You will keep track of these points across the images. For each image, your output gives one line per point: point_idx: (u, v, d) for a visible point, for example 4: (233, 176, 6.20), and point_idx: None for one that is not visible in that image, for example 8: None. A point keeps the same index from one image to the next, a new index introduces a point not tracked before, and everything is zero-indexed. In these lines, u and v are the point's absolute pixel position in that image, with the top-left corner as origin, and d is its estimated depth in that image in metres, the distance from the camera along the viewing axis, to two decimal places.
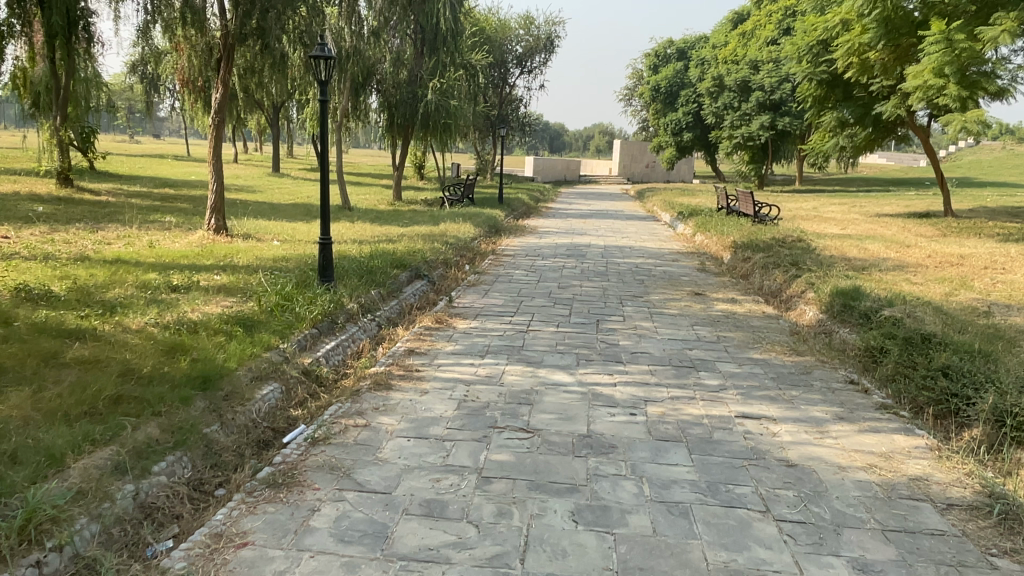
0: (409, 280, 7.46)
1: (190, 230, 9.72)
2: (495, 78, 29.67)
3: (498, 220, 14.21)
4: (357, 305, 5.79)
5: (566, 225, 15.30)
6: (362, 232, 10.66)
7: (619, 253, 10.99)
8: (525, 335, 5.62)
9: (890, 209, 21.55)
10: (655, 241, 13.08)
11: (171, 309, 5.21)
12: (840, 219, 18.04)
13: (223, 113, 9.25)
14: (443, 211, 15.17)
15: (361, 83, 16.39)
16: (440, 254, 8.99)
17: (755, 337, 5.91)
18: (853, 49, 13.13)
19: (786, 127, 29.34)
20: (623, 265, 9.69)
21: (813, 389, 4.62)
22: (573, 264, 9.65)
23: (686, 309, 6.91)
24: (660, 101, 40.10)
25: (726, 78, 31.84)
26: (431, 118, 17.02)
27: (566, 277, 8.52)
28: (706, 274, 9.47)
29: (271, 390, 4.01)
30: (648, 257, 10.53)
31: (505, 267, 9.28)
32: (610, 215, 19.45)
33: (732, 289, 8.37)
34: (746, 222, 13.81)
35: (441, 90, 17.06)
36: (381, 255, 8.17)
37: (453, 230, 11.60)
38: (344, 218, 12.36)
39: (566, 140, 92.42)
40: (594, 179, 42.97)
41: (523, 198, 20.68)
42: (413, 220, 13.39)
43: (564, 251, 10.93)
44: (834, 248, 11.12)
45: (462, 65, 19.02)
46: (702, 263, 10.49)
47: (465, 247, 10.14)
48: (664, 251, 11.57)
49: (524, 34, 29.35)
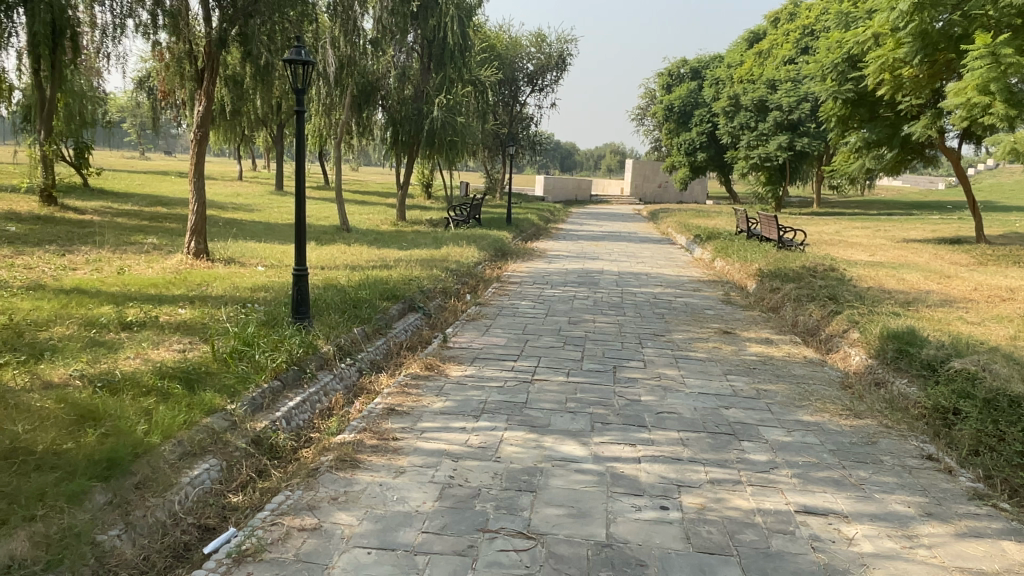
0: (400, 313, 6.64)
1: (169, 253, 8.95)
2: (505, 96, 29.05)
3: (505, 243, 13.40)
4: (335, 348, 4.98)
5: (577, 249, 14.46)
6: (357, 257, 9.86)
7: (635, 281, 10.14)
8: (529, 386, 4.75)
9: (917, 234, 20.61)
10: (672, 267, 12.22)
11: (108, 355, 4.37)
12: (867, 244, 17.12)
13: (206, 128, 8.44)
14: (447, 233, 14.39)
15: (365, 97, 16.02)
16: (439, 283, 8.15)
17: (801, 391, 5.02)
18: (885, 65, 12.32)
19: (804, 147, 28.49)
20: (639, 296, 8.81)
21: (884, 469, 3.72)
22: (586, 294, 8.79)
23: (715, 352, 6.03)
24: (674, 121, 39.37)
25: (743, 97, 31.06)
26: (437, 135, 16.28)
27: (577, 310, 7.66)
28: (731, 307, 8.58)
29: (204, 469, 3.17)
30: (667, 287, 9.66)
31: (510, 297, 8.43)
32: (624, 237, 18.61)
33: (764, 325, 7.48)
34: (770, 248, 12.93)
35: (448, 106, 16.34)
36: (371, 283, 7.33)
37: (456, 254, 10.79)
38: (340, 241, 11.58)
39: (577, 160, 92.00)
40: (606, 199, 42.22)
41: (533, 219, 19.90)
42: (415, 242, 12.61)
43: (575, 279, 10.08)
44: (870, 278, 10.21)
45: (471, 81, 18.34)
46: (727, 294, 9.61)
47: (468, 274, 9.31)
48: (684, 279, 10.70)
49: (535, 51, 28.75)
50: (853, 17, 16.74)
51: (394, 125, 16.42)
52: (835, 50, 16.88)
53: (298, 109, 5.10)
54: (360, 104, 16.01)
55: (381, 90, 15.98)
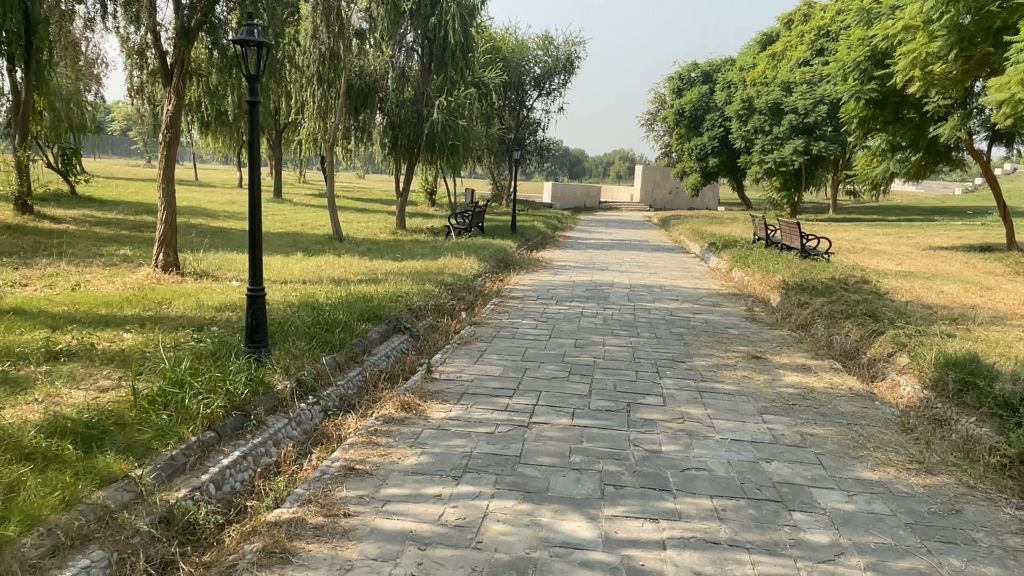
0: (382, 336, 5.83)
1: (137, 266, 8.19)
2: (512, 100, 28.32)
3: (509, 252, 12.58)
4: (294, 384, 4.18)
5: (586, 258, 13.63)
6: (345, 269, 9.08)
7: (649, 294, 9.29)
8: (525, 432, 3.91)
9: (942, 241, 19.67)
10: (687, 278, 11.37)
11: (6, 398, 3.56)
12: (892, 252, 16.18)
13: (175, 129, 7.76)
14: (447, 242, 13.58)
15: (362, 99, 15.44)
16: (432, 299, 7.33)
17: (854, 435, 4.15)
18: (917, 60, 11.43)
19: (821, 151, 27.53)
20: (654, 312, 7.96)
21: (982, 556, 2.86)
22: (594, 310, 7.94)
23: (745, 383, 5.16)
24: (684, 125, 38.52)
25: (756, 100, 30.18)
26: (438, 139, 15.46)
27: (584, 329, 6.81)
28: (756, 324, 7.71)
29: (80, 569, 2.34)
30: (684, 301, 8.81)
31: (511, 314, 7.60)
32: (634, 245, 17.76)
33: (795, 347, 6.61)
34: (792, 258, 12.06)
35: (449, 108, 15.55)
36: (351, 301, 6.52)
37: (454, 265, 9.98)
38: (331, 251, 10.79)
39: (586, 167, 91.24)
40: (615, 206, 41.38)
41: (540, 227, 19.09)
42: (412, 252, 11.81)
43: (583, 292, 9.24)
44: (907, 290, 9.32)
45: (474, 83, 17.56)
46: (749, 309, 8.74)
47: (465, 287, 8.50)
48: (701, 292, 9.84)
49: (542, 55, 28.05)
50: (877, 12, 15.87)
51: (393, 128, 15.64)
52: (858, 48, 16.00)
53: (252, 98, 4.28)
54: (355, 106, 15.46)
55: (379, 92, 15.40)
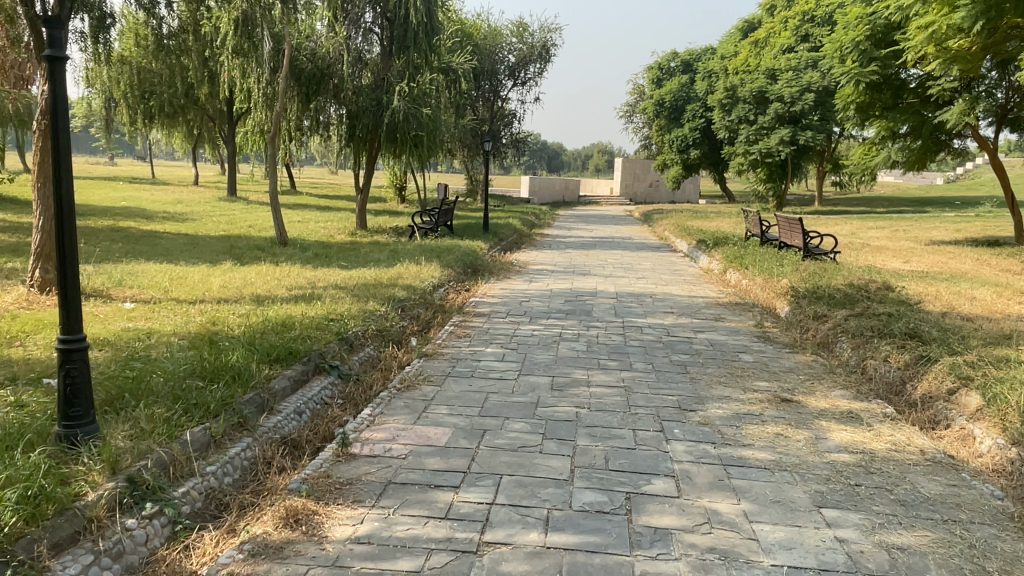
0: (295, 383, 4.41)
1: (13, 285, 6.67)
2: (485, 91, 26.84)
3: (478, 255, 11.17)
4: (121, 488, 2.76)
5: (565, 260, 12.26)
6: (279, 283, 7.62)
7: (638, 306, 7.91)
8: (469, 567, 2.49)
9: (942, 234, 18.53)
10: (679, 283, 10.01)
11: None
12: (895, 248, 14.97)
13: (54, 113, 6.30)
14: (409, 244, 12.15)
15: (314, 85, 13.77)
16: (374, 322, 5.92)
17: (962, 547, 2.80)
18: (934, 32, 10.14)
19: (808, 141, 26.37)
20: (647, 332, 6.58)
21: None
22: (576, 331, 6.55)
23: (782, 447, 3.79)
24: (665, 116, 37.31)
25: (740, 88, 28.97)
26: (398, 129, 13.87)
27: (562, 361, 5.40)
28: (771, 344, 6.36)
29: None
30: (681, 316, 7.45)
31: (473, 337, 6.17)
32: (617, 243, 16.40)
33: (827, 379, 5.26)
34: (796, 258, 10.75)
35: (411, 96, 13.98)
36: (261, 333, 5.09)
37: (411, 274, 8.56)
38: (270, 259, 9.31)
39: (565, 161, 89.99)
40: (595, 200, 40.08)
41: (515, 225, 17.68)
42: (368, 257, 10.33)
43: (562, 305, 7.83)
44: (936, 297, 8.04)
45: (441, 70, 16.10)
46: (757, 322, 7.39)
47: (420, 304, 7.08)
48: (698, 301, 8.50)
49: (517, 42, 26.56)
50: None
51: (351, 118, 14.08)
52: (858, 27, 14.73)
53: (53, 53, 2.85)
54: (305, 93, 13.75)
55: (333, 77, 13.75)
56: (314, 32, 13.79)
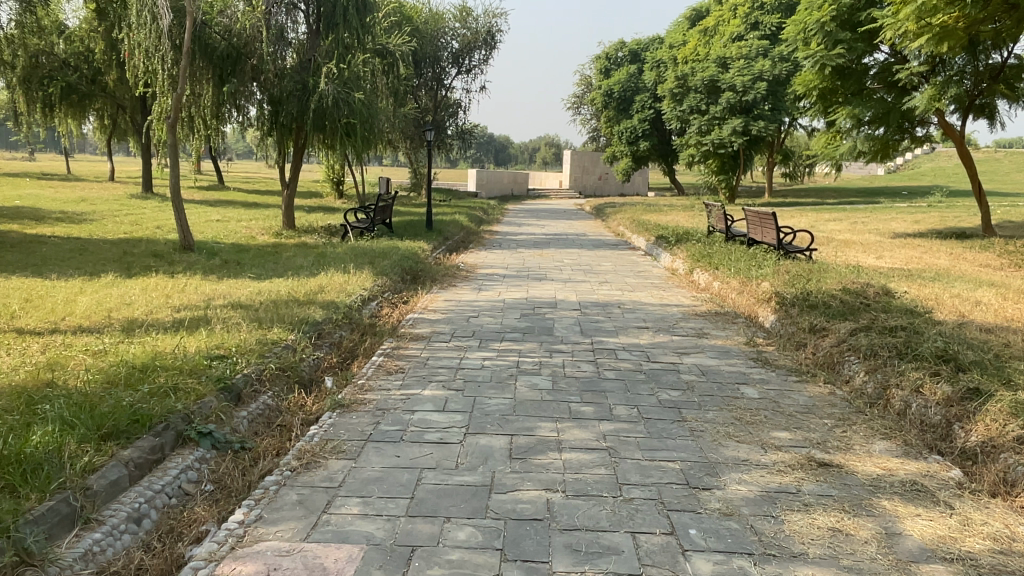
0: (138, 470, 3.04)
1: None
2: (428, 79, 25.35)
3: (419, 258, 9.84)
4: None
5: (517, 262, 11.02)
6: (167, 302, 6.14)
7: (605, 321, 6.69)
8: None
9: (903, 226, 17.94)
10: (646, 288, 8.85)
11: None
12: (863, 242, 14.22)
13: None
14: (340, 246, 10.73)
15: (229, 67, 12.11)
16: (275, 358, 4.54)
17: None
18: (921, 8, 9.22)
19: (760, 131, 25.72)
20: (622, 357, 5.36)
21: None
22: (537, 357, 5.32)
23: (848, 557, 2.60)
24: (613, 107, 36.43)
25: (692, 77, 28.10)
26: (327, 116, 12.35)
27: (521, 406, 4.12)
28: (773, 371, 5.21)
29: None
30: (658, 332, 6.31)
31: (406, 370, 4.84)
32: (571, 240, 15.25)
33: (858, 423, 4.13)
34: (772, 257, 9.73)
35: (341, 79, 12.48)
36: (104, 388, 3.66)
37: (335, 283, 7.18)
38: (166, 268, 7.78)
39: (512, 154, 88.82)
40: (544, 194, 38.92)
41: (461, 221, 16.36)
42: (288, 263, 8.86)
43: (516, 321, 6.55)
44: (939, 303, 7.07)
45: (376, 52, 14.68)
46: (747, 338, 6.25)
47: (340, 327, 5.71)
48: (672, 311, 7.38)
49: (460, 28, 25.15)
50: None
51: (274, 104, 12.50)
52: (822, 7, 13.97)
53: None
54: (222, 76, 12.07)
55: (252, 58, 12.12)
56: (228, 5, 12.03)
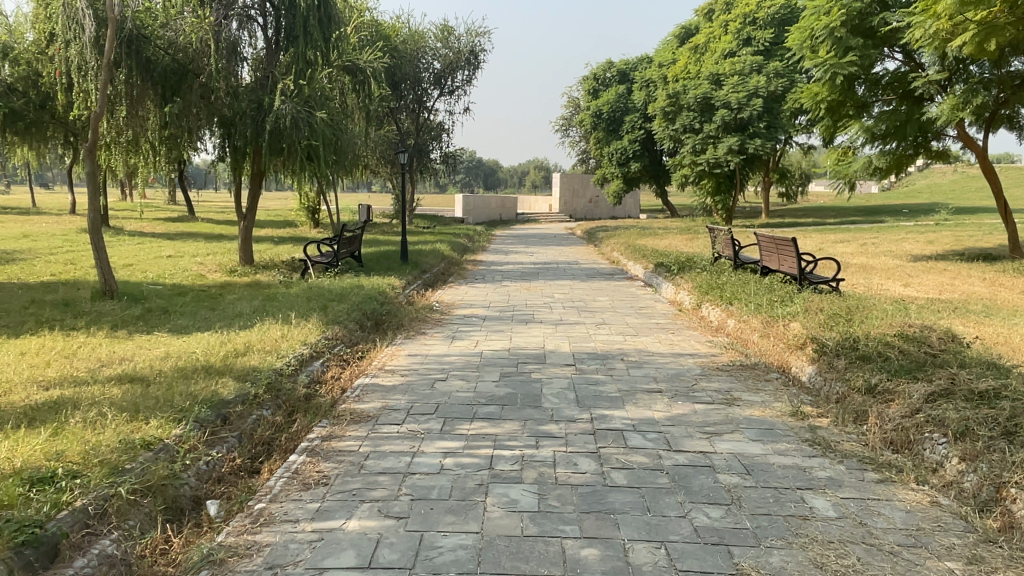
0: None
1: None
2: (409, 101, 24.12)
3: (386, 299, 8.45)
4: None
5: (501, 299, 9.64)
6: (35, 375, 4.71)
7: (607, 381, 5.31)
8: None
9: (917, 247, 16.70)
10: (651, 330, 7.47)
11: None
12: (883, 266, 12.93)
13: None
14: (296, 284, 9.34)
15: (173, 84, 10.82)
16: (134, 474, 3.14)
17: None
18: (953, 1, 8.18)
19: (757, 150, 24.59)
20: (634, 443, 3.96)
21: None
22: (519, 446, 3.91)
23: None
24: (602, 129, 35.41)
25: (684, 95, 26.99)
26: (285, 138, 10.95)
27: (490, 552, 2.72)
28: (840, 464, 3.82)
29: None
30: (675, 398, 4.93)
31: (331, 478, 3.43)
32: (562, 270, 13.91)
33: (999, 569, 2.73)
34: (794, 290, 8.40)
35: (301, 96, 11.13)
36: None
37: (268, 339, 5.77)
38: (66, 322, 6.34)
39: (502, 178, 88.03)
40: (533, 218, 37.68)
41: (441, 251, 14.98)
42: (226, 310, 7.44)
43: (494, 385, 5.15)
44: (1015, 351, 5.73)
45: (345, 69, 13.44)
46: (789, 403, 4.87)
47: (253, 408, 4.31)
48: (686, 363, 6.02)
49: (441, 47, 24.02)
50: None
51: (224, 125, 11.16)
52: (830, 12, 12.87)
53: None
54: (165, 94, 10.77)
55: (201, 75, 10.82)
56: (173, 16, 10.74)
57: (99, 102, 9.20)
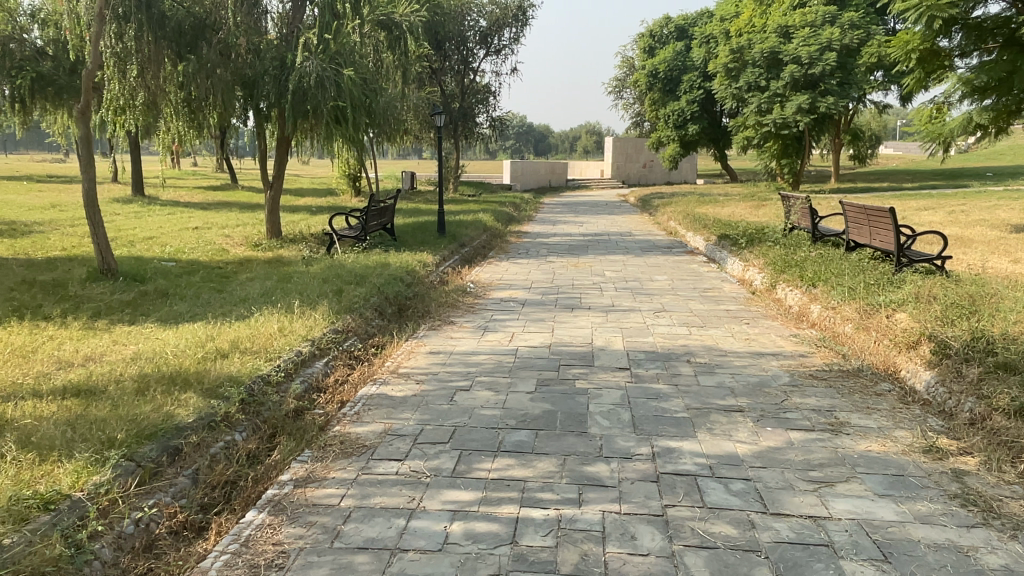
0: None
1: None
2: (454, 62, 22.95)
3: (414, 279, 7.47)
4: None
5: (545, 278, 8.58)
6: None
7: (671, 394, 4.22)
8: None
9: (1017, 216, 14.86)
10: (720, 320, 6.30)
11: None
12: (984, 238, 11.32)
13: None
14: (318, 260, 8.45)
15: (190, 41, 9.98)
16: (6, 558, 2.22)
17: None
18: None
19: (830, 109, 22.59)
20: (714, 501, 2.88)
21: None
22: (556, 502, 2.87)
23: None
24: (658, 89, 33.60)
25: (749, 50, 25.04)
26: (309, 99, 10.00)
27: None
28: (1015, 543, 2.65)
29: None
30: (761, 422, 3.80)
31: (291, 557, 2.46)
32: (614, 242, 12.72)
33: None
34: (892, 271, 7.08)
35: (327, 53, 10.15)
36: None
37: (262, 333, 4.85)
38: (43, 310, 5.55)
39: (553, 143, 86.25)
40: (585, 184, 36.24)
41: (484, 221, 13.95)
42: (230, 293, 6.58)
43: (528, 399, 4.11)
44: None
45: (378, 24, 12.38)
46: (915, 433, 3.68)
47: (218, 434, 3.39)
48: (769, 367, 4.87)
49: (487, 4, 22.68)
50: None
51: (245, 86, 10.35)
52: None
53: None
54: (180, 52, 9.97)
55: (220, 31, 9.99)
56: None
57: (99, 60, 8.39)
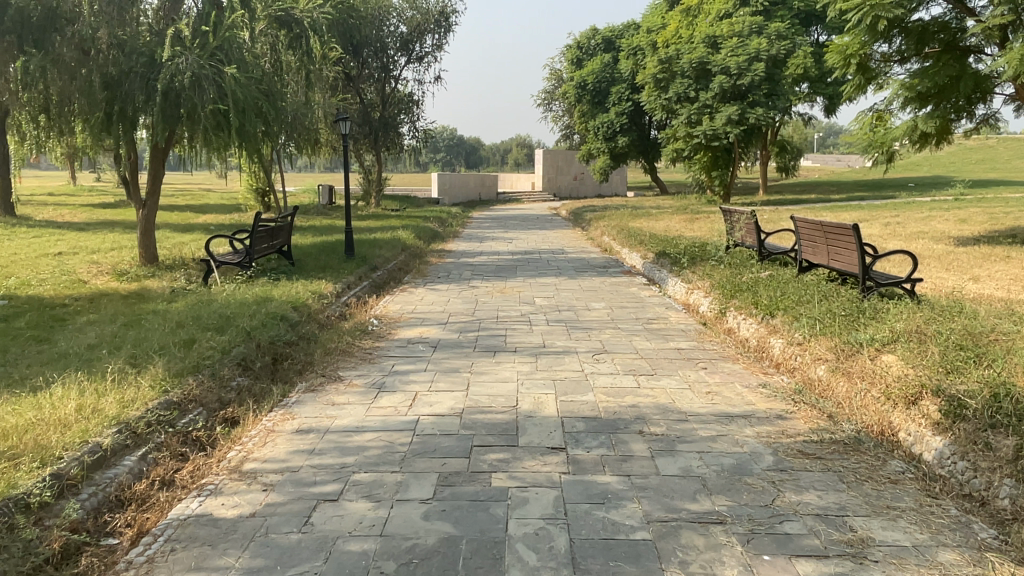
0: None
1: None
2: (372, 69, 21.56)
3: (300, 316, 6.11)
4: None
5: (464, 310, 7.32)
6: None
7: (623, 496, 3.02)
8: None
9: (952, 227, 14.49)
10: (673, 365, 5.18)
11: None
12: (931, 253, 10.69)
13: None
14: (187, 293, 6.98)
15: (37, 36, 8.43)
16: None
17: None
18: None
19: (759, 121, 22.20)
20: None
21: None
22: None
23: None
24: (587, 101, 32.91)
25: (677, 60, 24.41)
26: (183, 101, 8.46)
27: None
28: None
29: None
30: (753, 545, 2.63)
31: None
32: (544, 262, 11.60)
33: None
34: (859, 298, 6.14)
35: (206, 49, 8.70)
36: None
37: (46, 419, 3.40)
38: None
39: (484, 156, 85.32)
40: (515, 197, 35.26)
41: (402, 239, 12.61)
42: (49, 346, 5.06)
43: (420, 516, 2.83)
44: None
45: (275, 19, 10.97)
46: (970, 558, 2.59)
47: None
48: (744, 438, 3.74)
49: (407, 8, 21.46)
50: None
51: (108, 87, 8.60)
52: None
53: None
54: (24, 48, 8.44)
55: (75, 24, 8.40)
56: None
57: None
